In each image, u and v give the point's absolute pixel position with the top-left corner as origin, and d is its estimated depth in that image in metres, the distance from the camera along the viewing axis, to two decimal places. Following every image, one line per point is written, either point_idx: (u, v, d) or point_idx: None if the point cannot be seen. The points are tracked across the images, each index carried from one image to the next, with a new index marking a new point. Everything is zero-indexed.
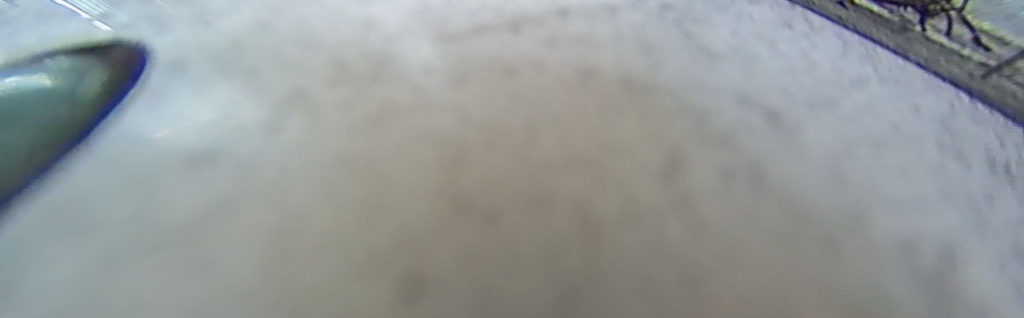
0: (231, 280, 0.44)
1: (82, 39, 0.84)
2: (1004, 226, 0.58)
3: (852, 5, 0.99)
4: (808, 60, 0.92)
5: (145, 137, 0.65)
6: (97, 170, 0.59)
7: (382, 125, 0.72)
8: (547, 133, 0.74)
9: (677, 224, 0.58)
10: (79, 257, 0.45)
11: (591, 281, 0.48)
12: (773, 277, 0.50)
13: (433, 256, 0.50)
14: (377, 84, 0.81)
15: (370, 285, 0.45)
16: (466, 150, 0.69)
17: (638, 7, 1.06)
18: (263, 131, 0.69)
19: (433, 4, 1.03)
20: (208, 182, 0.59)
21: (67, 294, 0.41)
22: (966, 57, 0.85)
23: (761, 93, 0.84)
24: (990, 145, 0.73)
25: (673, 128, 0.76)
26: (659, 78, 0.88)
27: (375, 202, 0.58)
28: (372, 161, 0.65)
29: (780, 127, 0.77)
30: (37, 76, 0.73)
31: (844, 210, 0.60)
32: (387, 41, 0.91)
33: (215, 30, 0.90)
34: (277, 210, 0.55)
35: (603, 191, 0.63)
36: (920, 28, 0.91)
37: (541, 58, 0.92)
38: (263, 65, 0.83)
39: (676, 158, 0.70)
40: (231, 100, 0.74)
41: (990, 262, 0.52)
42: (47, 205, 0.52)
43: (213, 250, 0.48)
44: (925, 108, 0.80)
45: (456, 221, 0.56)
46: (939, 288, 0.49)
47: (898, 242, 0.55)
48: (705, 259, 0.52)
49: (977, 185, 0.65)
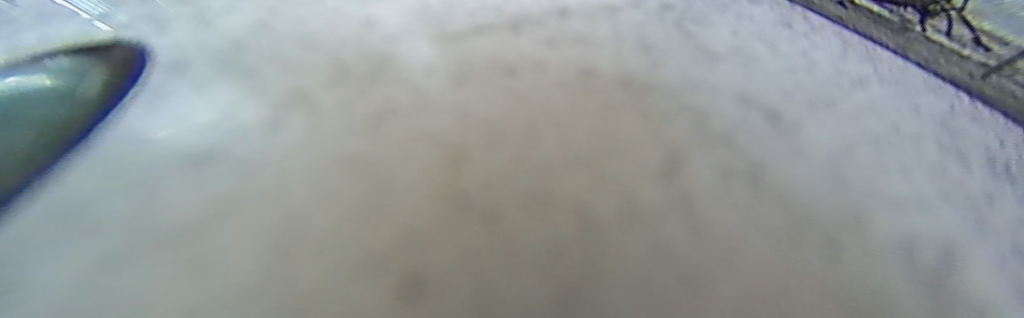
0: (231, 279, 0.44)
1: (83, 38, 0.85)
2: (1005, 227, 0.58)
3: (852, 5, 1.00)
4: (808, 60, 0.92)
5: (145, 137, 0.66)
6: (98, 170, 0.59)
7: (382, 125, 0.72)
8: (547, 132, 0.74)
9: (676, 224, 0.58)
10: (79, 257, 0.45)
11: (591, 282, 0.48)
12: (774, 278, 0.50)
13: (434, 256, 0.50)
14: (377, 84, 0.81)
15: (370, 285, 0.45)
16: (467, 150, 0.69)
17: (638, 8, 1.06)
18: (263, 131, 0.69)
19: (433, 4, 1.03)
20: (208, 182, 0.59)
21: (68, 293, 0.41)
22: (966, 57, 0.85)
23: (761, 92, 0.84)
24: (990, 145, 0.73)
25: (673, 128, 0.76)
26: (659, 78, 0.88)
27: (376, 202, 0.58)
28: (373, 160, 0.65)
29: (779, 127, 0.77)
30: (37, 77, 0.73)
31: (844, 210, 0.60)
32: (387, 41, 0.92)
33: (215, 30, 0.90)
34: (277, 210, 0.55)
35: (602, 191, 0.63)
36: (920, 28, 0.91)
37: (541, 58, 0.92)
38: (263, 65, 0.83)
39: (676, 158, 0.70)
40: (231, 100, 0.74)
41: (990, 262, 0.52)
42: (48, 205, 0.52)
43: (212, 250, 0.48)
44: (925, 108, 0.80)
45: (456, 221, 0.56)
46: (939, 288, 0.49)
47: (897, 242, 0.55)
48: (705, 260, 0.52)
49: (977, 185, 0.65)
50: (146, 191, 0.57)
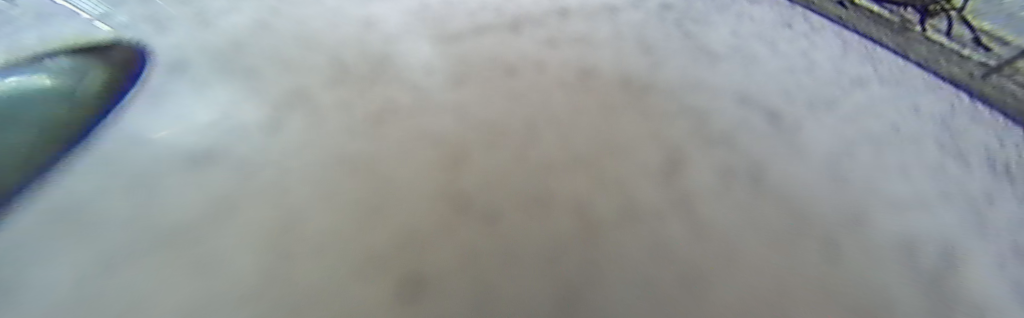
0: (231, 280, 0.44)
1: (83, 38, 0.84)
2: (1006, 226, 0.58)
3: (852, 5, 0.99)
4: (808, 60, 0.92)
5: (145, 137, 0.66)
6: (98, 169, 0.59)
7: (382, 125, 0.72)
8: (547, 132, 0.75)
9: (676, 224, 0.58)
10: (81, 256, 0.46)
11: (591, 281, 0.48)
12: (774, 278, 0.50)
13: (433, 257, 0.50)
14: (377, 84, 0.81)
15: (371, 284, 0.45)
16: (466, 150, 0.69)
17: (638, 8, 1.06)
18: (263, 131, 0.69)
19: (433, 4, 1.03)
20: (208, 182, 0.59)
21: (67, 294, 0.41)
22: (966, 57, 0.85)
23: (761, 92, 0.84)
24: (990, 145, 0.73)
25: (673, 128, 0.76)
26: (659, 78, 0.88)
27: (376, 202, 0.58)
28: (372, 160, 0.65)
29: (779, 127, 0.77)
30: (37, 76, 0.73)
31: (843, 211, 0.60)
32: (387, 41, 0.92)
33: (216, 30, 0.90)
34: (277, 209, 0.55)
35: (603, 191, 0.63)
36: (920, 28, 0.91)
37: (541, 58, 0.92)
38: (263, 65, 0.83)
39: (676, 159, 0.70)
40: (232, 100, 0.74)
41: (990, 263, 0.52)
42: (48, 205, 0.52)
43: (213, 250, 0.48)
44: (925, 108, 0.80)
45: (456, 221, 0.56)
46: (940, 290, 0.49)
47: (897, 243, 0.55)
48: (704, 259, 0.52)
49: (977, 185, 0.65)
50: (146, 191, 0.57)
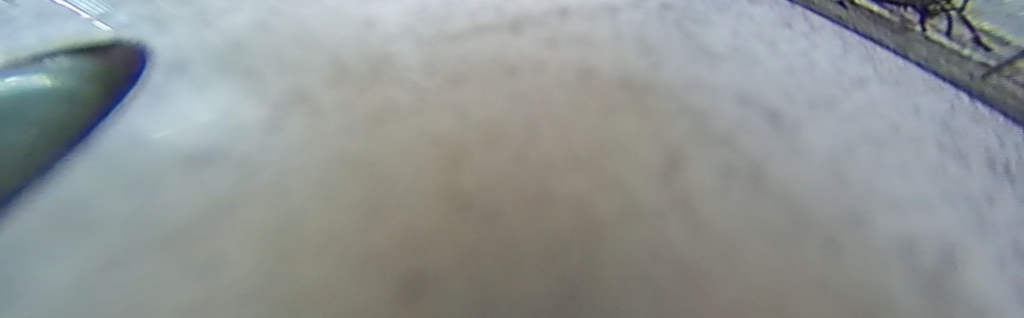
0: (230, 279, 0.44)
1: (83, 39, 0.84)
2: (1006, 226, 0.58)
3: (852, 5, 0.99)
4: (808, 60, 0.92)
5: (145, 137, 0.66)
6: (98, 169, 0.59)
7: (382, 125, 0.72)
8: (546, 133, 0.74)
9: (677, 224, 0.58)
10: (80, 257, 0.46)
11: (590, 281, 0.48)
12: (773, 277, 0.50)
13: (433, 256, 0.50)
14: (377, 84, 0.81)
15: (371, 284, 0.45)
16: (467, 149, 0.69)
17: (638, 7, 1.06)
18: (263, 131, 0.69)
19: (433, 4, 1.02)
20: (208, 182, 0.59)
21: (66, 294, 0.40)
22: (966, 57, 0.85)
23: (761, 93, 0.84)
24: (990, 145, 0.73)
25: (673, 128, 0.76)
26: (659, 78, 0.88)
27: (376, 202, 0.58)
28: (373, 160, 0.65)
29: (779, 127, 0.77)
30: (37, 77, 0.73)
31: (844, 211, 0.60)
32: (387, 41, 0.92)
33: (216, 30, 0.90)
34: (277, 209, 0.55)
35: (603, 191, 0.63)
36: (920, 28, 0.90)
37: (541, 58, 0.92)
38: (263, 65, 0.83)
39: (676, 159, 0.70)
40: (231, 100, 0.74)
41: (991, 263, 0.52)
42: (46, 206, 0.52)
43: (214, 249, 0.48)
44: (925, 109, 0.80)
45: (456, 220, 0.56)
46: (939, 290, 0.49)
47: (898, 243, 0.55)
48: (705, 259, 0.52)
49: (977, 186, 0.65)
50: (146, 191, 0.57)
